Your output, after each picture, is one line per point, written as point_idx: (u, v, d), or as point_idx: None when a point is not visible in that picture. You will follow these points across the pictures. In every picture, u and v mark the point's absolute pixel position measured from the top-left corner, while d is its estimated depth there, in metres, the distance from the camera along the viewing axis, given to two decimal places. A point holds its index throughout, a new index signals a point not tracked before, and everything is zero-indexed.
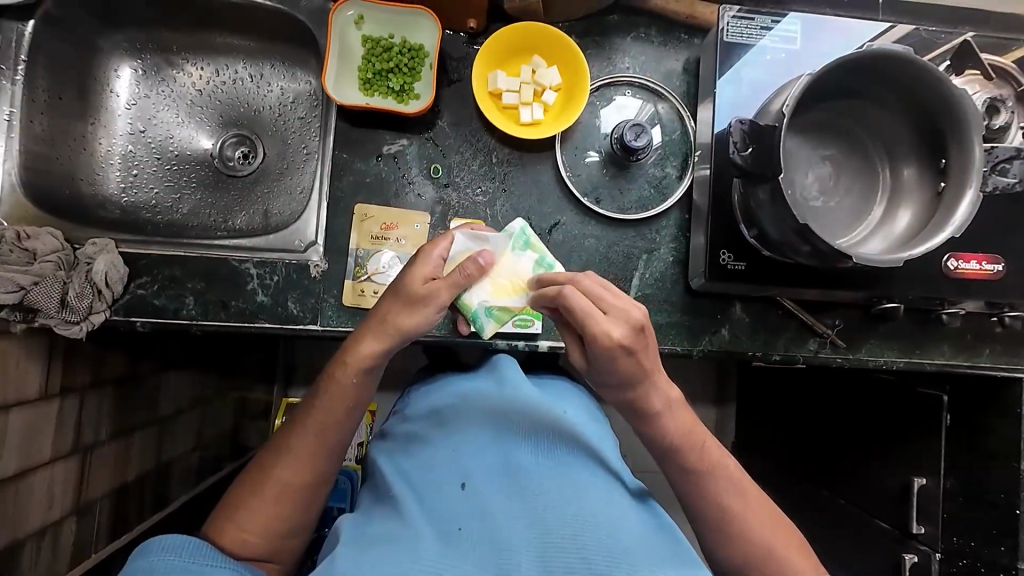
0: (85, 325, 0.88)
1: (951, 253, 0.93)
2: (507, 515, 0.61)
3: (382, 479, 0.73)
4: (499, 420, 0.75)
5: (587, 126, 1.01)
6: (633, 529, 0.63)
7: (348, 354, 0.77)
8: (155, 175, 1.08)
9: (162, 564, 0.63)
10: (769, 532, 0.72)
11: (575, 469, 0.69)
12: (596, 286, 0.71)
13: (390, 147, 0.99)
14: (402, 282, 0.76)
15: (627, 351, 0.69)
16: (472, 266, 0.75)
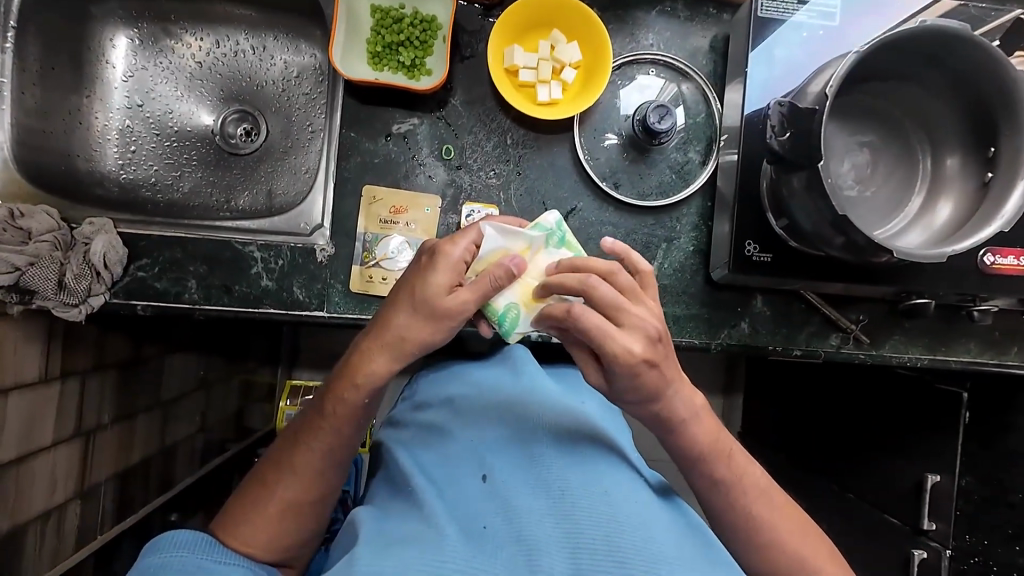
0: (84, 307, 0.85)
1: (988, 248, 0.88)
2: (533, 514, 0.59)
3: (397, 471, 0.70)
4: (518, 415, 0.72)
5: (607, 106, 0.96)
6: (663, 529, 0.60)
7: (356, 370, 0.69)
8: (155, 151, 1.03)
9: (176, 561, 0.62)
10: (794, 535, 0.70)
11: (600, 466, 0.66)
12: (614, 294, 0.63)
13: (400, 126, 0.94)
14: (421, 292, 0.67)
15: (648, 367, 0.63)
16: (502, 271, 0.67)
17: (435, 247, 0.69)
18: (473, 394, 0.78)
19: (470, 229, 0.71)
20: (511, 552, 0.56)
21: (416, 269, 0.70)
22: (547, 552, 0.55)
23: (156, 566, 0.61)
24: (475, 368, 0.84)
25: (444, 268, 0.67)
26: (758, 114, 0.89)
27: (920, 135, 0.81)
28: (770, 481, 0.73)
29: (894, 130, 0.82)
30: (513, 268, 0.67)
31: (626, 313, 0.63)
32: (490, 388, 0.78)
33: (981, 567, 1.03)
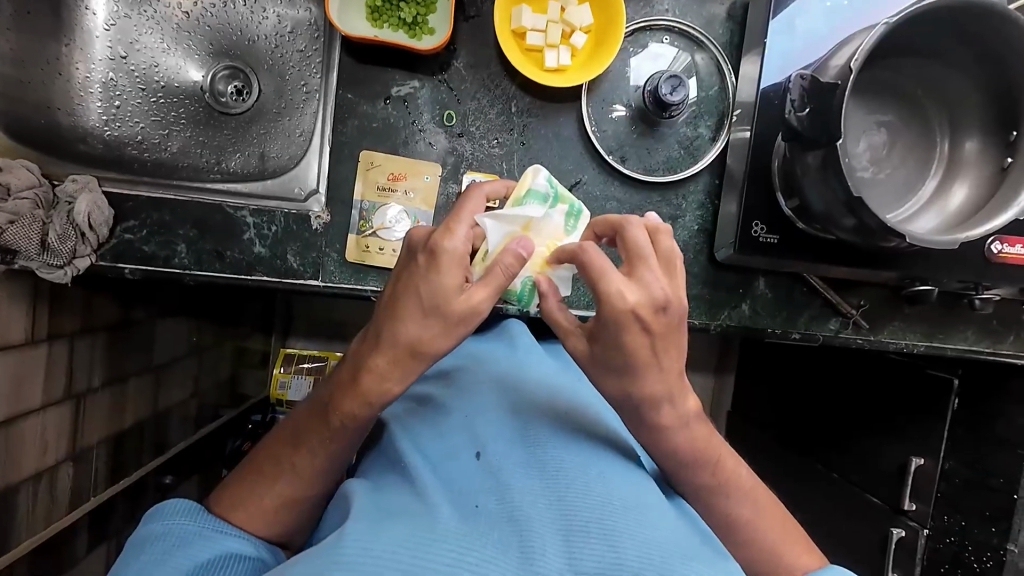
0: (70, 270, 0.82)
1: (996, 235, 0.86)
2: (527, 493, 0.58)
3: (391, 446, 0.69)
4: (518, 397, 0.70)
5: (617, 75, 0.92)
6: (660, 512, 0.59)
7: (363, 383, 0.60)
8: (141, 107, 0.97)
9: (178, 529, 0.62)
10: (778, 537, 0.67)
11: (598, 447, 0.65)
12: (642, 244, 0.59)
13: (400, 89, 0.90)
14: (428, 296, 0.57)
15: (640, 325, 0.56)
16: (512, 257, 0.58)
17: (433, 239, 0.58)
18: (471, 370, 0.76)
19: (468, 209, 0.60)
20: (503, 529, 0.54)
21: (415, 267, 0.59)
22: (540, 530, 0.54)
23: (159, 533, 0.62)
24: (474, 345, 0.83)
25: (452, 265, 0.57)
26: (774, 89, 0.86)
27: (940, 116, 0.79)
28: (757, 482, 0.70)
29: (915, 107, 0.79)
30: (523, 252, 0.59)
31: (642, 268, 0.58)
32: (488, 367, 0.76)
33: (956, 546, 1.07)
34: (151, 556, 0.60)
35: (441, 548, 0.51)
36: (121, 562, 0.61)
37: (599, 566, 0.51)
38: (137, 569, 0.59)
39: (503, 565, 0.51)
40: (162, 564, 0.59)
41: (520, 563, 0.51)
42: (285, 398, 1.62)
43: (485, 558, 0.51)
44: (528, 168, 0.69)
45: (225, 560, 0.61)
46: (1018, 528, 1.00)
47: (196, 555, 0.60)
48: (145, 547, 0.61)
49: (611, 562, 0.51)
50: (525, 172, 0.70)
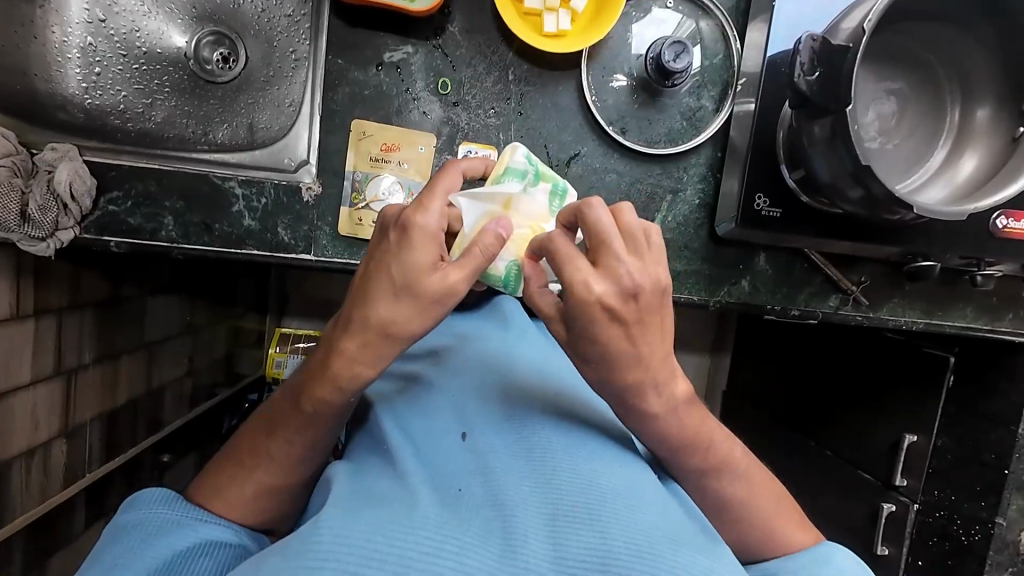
0: (53, 242, 0.79)
1: (1001, 210, 0.85)
2: (512, 477, 0.55)
3: (377, 426, 0.68)
4: (505, 383, 0.67)
5: (618, 42, 0.88)
6: (652, 494, 0.56)
7: (335, 368, 0.56)
8: (122, 75, 0.89)
9: (155, 517, 0.60)
10: (775, 518, 0.63)
11: (588, 428, 0.62)
12: (604, 225, 0.52)
13: (393, 55, 0.86)
14: (399, 275, 0.53)
15: (608, 317, 0.51)
16: (491, 237, 0.55)
17: (405, 214, 0.54)
18: (460, 352, 0.75)
19: (444, 185, 0.56)
20: (486, 514, 0.52)
21: (386, 245, 0.55)
22: (523, 515, 0.51)
23: (135, 522, 0.60)
24: (465, 326, 0.81)
25: (424, 241, 0.53)
26: (780, 57, 0.85)
27: (952, 85, 0.79)
28: (756, 461, 0.64)
29: (929, 77, 0.79)
30: (502, 233, 0.56)
31: (608, 253, 0.52)
32: (478, 351, 0.74)
33: (945, 520, 1.08)
34: (127, 545, 0.58)
35: (420, 536, 0.48)
36: (97, 552, 0.59)
37: (584, 554, 0.48)
38: (113, 559, 0.57)
39: (484, 551, 0.48)
40: (137, 555, 0.57)
41: (502, 549, 0.49)
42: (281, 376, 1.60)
43: (466, 544, 0.49)
44: (506, 146, 0.68)
45: (204, 548, 0.59)
46: (1007, 502, 1.01)
47: (173, 544, 0.58)
48: (120, 537, 0.59)
49: (597, 547, 0.49)
50: (503, 151, 0.68)
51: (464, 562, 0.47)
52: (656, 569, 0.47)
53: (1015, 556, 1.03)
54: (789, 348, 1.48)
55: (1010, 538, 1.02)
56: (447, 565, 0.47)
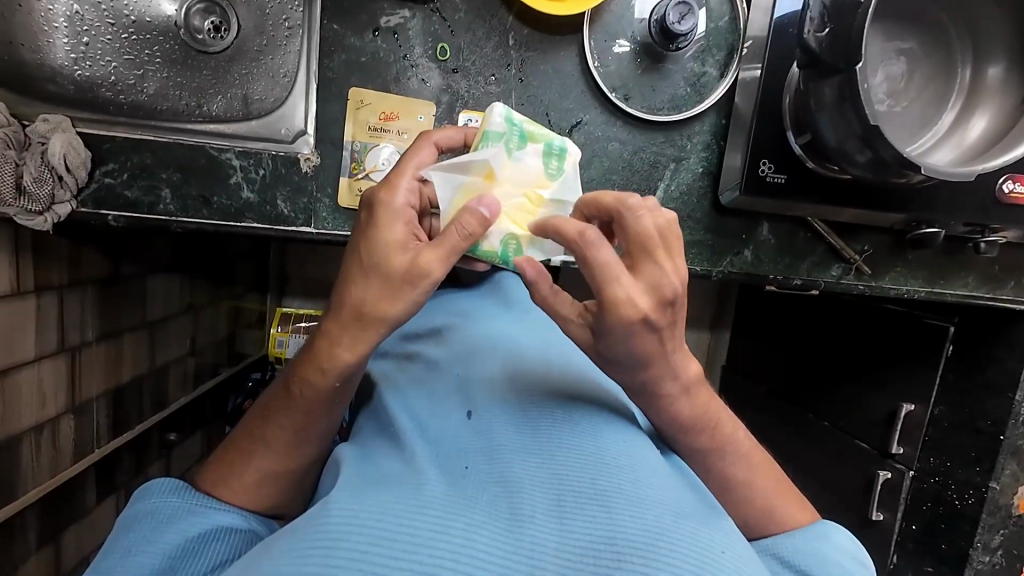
0: (50, 216, 0.78)
1: (1008, 175, 0.84)
2: (517, 455, 0.55)
3: (382, 408, 0.67)
4: (509, 365, 0.67)
5: (621, 4, 0.86)
6: (657, 473, 0.56)
7: (319, 352, 0.56)
8: (112, 45, 0.86)
9: (166, 506, 0.60)
10: (775, 495, 0.62)
11: (591, 407, 0.61)
12: (649, 231, 0.50)
13: (389, 19, 0.84)
14: (369, 257, 0.52)
15: (643, 328, 0.49)
16: (469, 216, 0.52)
17: (374, 194, 0.55)
18: (463, 334, 0.74)
19: (413, 157, 0.58)
20: (492, 492, 0.52)
21: (358, 228, 0.55)
22: (529, 493, 0.51)
23: (146, 511, 0.60)
24: (470, 307, 0.81)
25: (391, 221, 0.53)
26: (788, 18, 0.84)
27: (964, 44, 0.78)
28: (754, 441, 0.64)
29: (942, 36, 0.78)
30: (485, 213, 0.52)
31: (646, 258, 0.50)
32: (480, 332, 0.74)
33: (940, 485, 1.10)
34: (141, 533, 0.58)
35: (426, 515, 0.48)
36: (111, 542, 0.59)
37: (590, 528, 0.48)
38: (127, 548, 0.57)
39: (491, 528, 0.48)
40: (150, 542, 0.57)
41: (508, 524, 0.48)
42: (284, 357, 1.64)
43: (473, 523, 0.48)
44: (486, 107, 0.62)
45: (216, 533, 0.59)
46: (1001, 467, 1.03)
47: (186, 530, 0.58)
48: (133, 526, 0.59)
49: (604, 524, 0.48)
50: (484, 111, 0.62)
51: (472, 540, 0.46)
52: (662, 544, 0.47)
53: (1007, 519, 1.05)
54: (789, 320, 1.48)
55: (1003, 502, 1.05)
56: (454, 542, 0.46)
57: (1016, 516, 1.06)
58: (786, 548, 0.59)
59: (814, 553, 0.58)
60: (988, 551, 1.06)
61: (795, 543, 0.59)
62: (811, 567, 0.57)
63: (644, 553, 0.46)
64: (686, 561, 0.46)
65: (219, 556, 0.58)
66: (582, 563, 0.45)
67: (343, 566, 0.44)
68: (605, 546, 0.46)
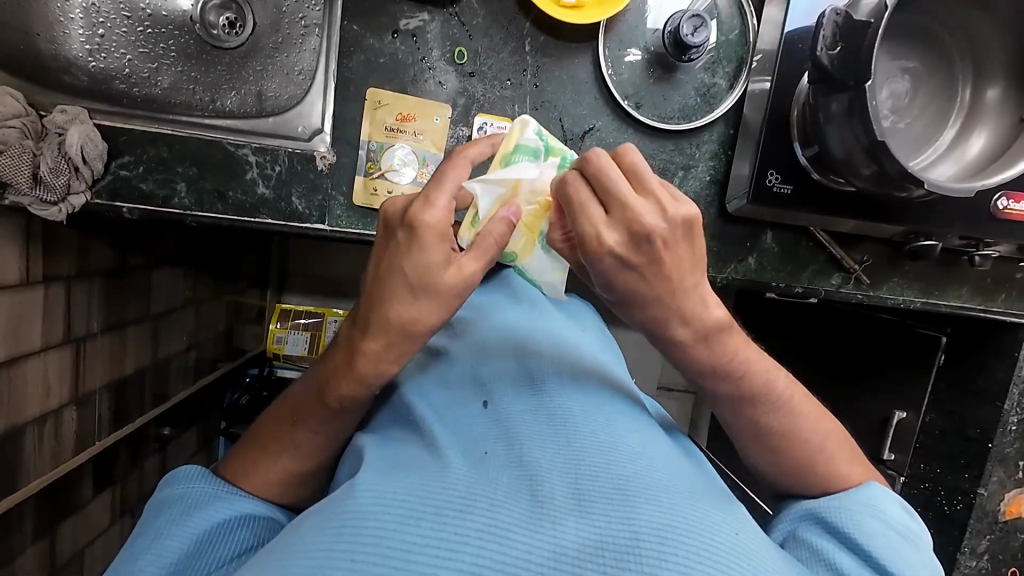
0: (65, 207, 0.78)
1: (1003, 192, 0.88)
2: (535, 441, 0.56)
3: (401, 400, 0.67)
4: (524, 357, 0.68)
5: (635, 14, 0.88)
6: (673, 465, 0.57)
7: (359, 367, 0.56)
8: (127, 37, 0.86)
9: (192, 492, 0.61)
10: (802, 483, 0.63)
11: (606, 398, 0.63)
12: (606, 170, 0.50)
13: (409, 22, 0.85)
14: (415, 273, 0.51)
15: (623, 266, 0.50)
16: (502, 224, 0.54)
17: (409, 211, 0.52)
18: (479, 326, 0.75)
19: (452, 177, 0.53)
20: (512, 476, 0.53)
21: (394, 246, 0.53)
22: (549, 477, 0.52)
23: (174, 496, 0.61)
24: (483, 300, 0.81)
25: (435, 241, 0.51)
26: (799, 34, 0.86)
27: (965, 65, 0.81)
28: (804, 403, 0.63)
29: (942, 56, 0.81)
30: (513, 218, 0.55)
31: (615, 195, 0.49)
32: (496, 325, 0.75)
33: (930, 491, 1.13)
34: (168, 517, 0.59)
35: (449, 494, 0.49)
36: (142, 524, 0.61)
37: (608, 510, 0.49)
38: (156, 531, 0.58)
39: (513, 507, 0.49)
40: (181, 526, 0.58)
41: (529, 506, 0.49)
42: (282, 352, 1.67)
43: (496, 502, 0.49)
44: (514, 121, 0.62)
45: (243, 520, 0.60)
46: (989, 474, 1.04)
47: (212, 516, 0.59)
48: (162, 510, 0.60)
49: (620, 506, 0.49)
50: (513, 125, 0.62)
51: (495, 517, 0.47)
52: (680, 527, 0.47)
53: (994, 525, 1.07)
54: (785, 328, 1.50)
55: (990, 508, 1.06)
56: (478, 521, 0.47)
57: (1003, 523, 1.08)
58: (837, 518, 0.58)
59: (867, 524, 0.57)
60: (975, 556, 1.08)
61: (838, 506, 0.59)
62: (866, 542, 0.55)
63: (663, 532, 0.47)
64: (703, 541, 0.47)
65: (243, 544, 0.59)
66: (601, 542, 0.46)
67: (372, 544, 0.45)
68: (621, 524, 0.47)
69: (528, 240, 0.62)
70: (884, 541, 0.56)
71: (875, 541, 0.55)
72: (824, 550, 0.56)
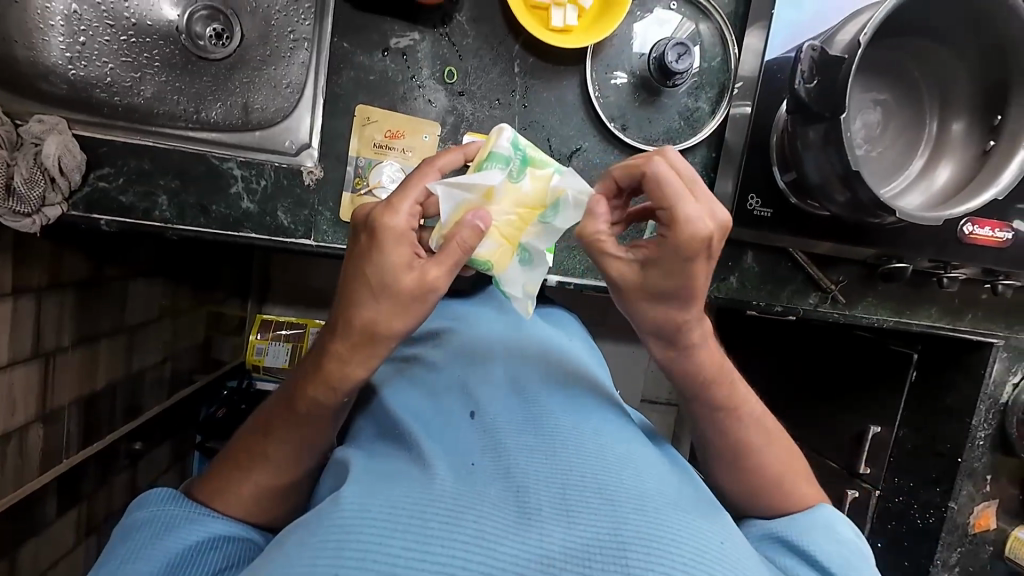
0: (39, 219, 0.76)
1: (969, 219, 0.92)
2: (521, 450, 0.56)
3: (384, 411, 0.67)
4: (511, 365, 0.69)
5: (622, 40, 0.90)
6: (657, 474, 0.57)
7: (327, 369, 0.56)
8: (109, 46, 0.85)
9: (163, 514, 0.59)
10: (762, 499, 0.65)
11: (594, 408, 0.64)
12: (685, 168, 0.57)
13: (399, 41, 0.86)
14: (376, 276, 0.52)
15: (678, 255, 0.56)
16: (468, 231, 0.54)
17: (373, 215, 0.53)
18: (463, 334, 0.74)
19: (416, 182, 0.56)
20: (499, 488, 0.52)
21: (359, 249, 0.54)
22: (534, 489, 0.52)
23: (145, 519, 0.59)
24: (466, 308, 0.81)
25: (395, 243, 0.52)
26: (778, 62, 0.90)
27: (931, 100, 0.86)
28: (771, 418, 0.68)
29: (909, 89, 0.85)
30: (479, 224, 0.55)
31: (694, 190, 0.57)
32: (482, 333, 0.75)
33: (903, 504, 1.17)
34: (138, 542, 0.57)
35: (435, 509, 0.48)
36: (108, 551, 0.58)
37: (594, 522, 0.48)
38: (124, 557, 0.56)
39: (500, 520, 0.48)
40: (152, 549, 0.56)
41: (515, 516, 0.49)
42: (262, 364, 1.63)
43: (481, 513, 0.49)
44: (492, 129, 0.62)
45: (215, 542, 0.58)
46: (959, 487, 1.08)
47: (185, 538, 0.57)
48: (131, 533, 0.58)
49: (605, 514, 0.49)
50: (489, 133, 0.62)
51: (481, 531, 0.47)
52: (666, 539, 0.47)
53: (963, 538, 1.11)
54: (764, 345, 1.53)
55: (960, 521, 1.10)
56: (464, 533, 0.47)
57: (971, 535, 1.11)
58: (796, 536, 0.60)
59: (819, 541, 0.60)
60: (947, 569, 1.12)
61: (798, 525, 0.61)
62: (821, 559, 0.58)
63: (648, 541, 0.47)
64: (688, 551, 0.47)
65: (218, 566, 0.57)
66: (587, 552, 0.46)
67: (355, 561, 0.44)
68: (608, 534, 0.47)
69: (506, 249, 0.61)
70: (842, 555, 0.59)
71: (834, 555, 0.58)
72: (788, 568, 0.58)
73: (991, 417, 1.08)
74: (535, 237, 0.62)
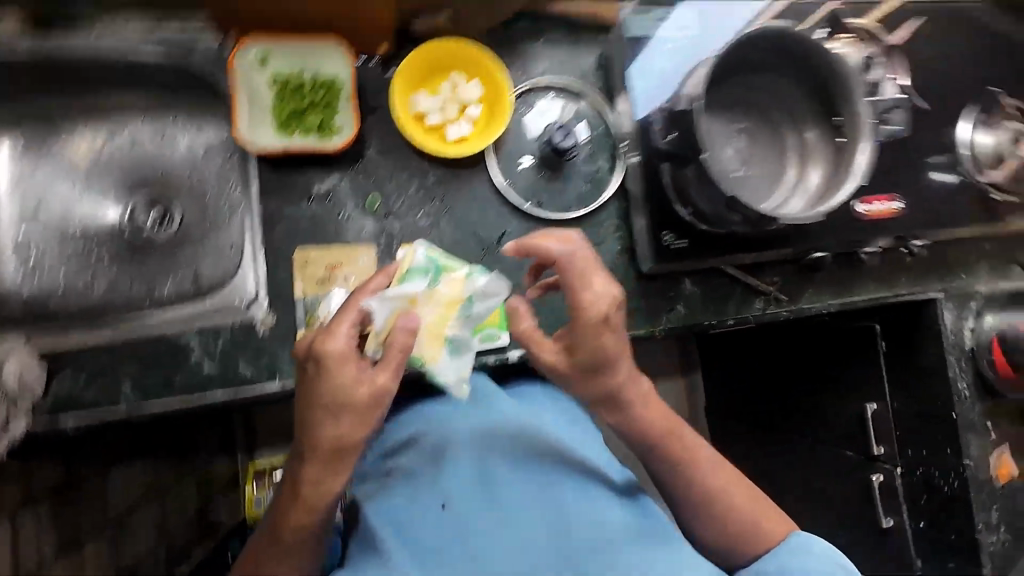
0: (6, 436, 0.79)
1: (858, 199, 1.02)
2: (503, 544, 0.68)
3: (366, 525, 0.73)
4: (475, 451, 0.74)
5: (515, 133, 1.02)
6: (615, 526, 0.71)
7: (306, 496, 0.63)
8: (60, 258, 0.94)
9: None
10: (736, 526, 0.80)
11: (559, 475, 0.74)
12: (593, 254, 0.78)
13: (321, 186, 0.93)
14: (332, 397, 0.60)
15: (594, 324, 0.74)
16: (404, 335, 0.63)
17: (314, 347, 0.60)
18: (423, 428, 0.79)
19: (350, 306, 0.62)
20: None
21: (310, 379, 0.60)
22: None
23: None
24: (424, 397, 0.86)
25: (341, 364, 0.59)
26: (647, 121, 1.00)
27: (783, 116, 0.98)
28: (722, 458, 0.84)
29: (767, 114, 0.98)
30: (412, 326, 0.63)
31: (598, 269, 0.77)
32: (440, 422, 0.79)
33: (927, 475, 1.19)
34: None
35: None
36: None
37: None
38: None
39: None
40: None
41: None
42: None
43: None
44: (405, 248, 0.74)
45: None
46: (967, 443, 1.12)
47: None
48: None
49: None
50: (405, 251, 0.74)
51: None
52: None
53: (994, 493, 1.13)
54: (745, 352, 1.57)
55: (983, 477, 1.13)
56: None
57: (1001, 488, 1.13)
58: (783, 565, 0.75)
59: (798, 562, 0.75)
60: (992, 530, 1.12)
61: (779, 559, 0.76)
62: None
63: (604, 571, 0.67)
64: None
65: None
66: None
67: None
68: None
69: (436, 344, 0.73)
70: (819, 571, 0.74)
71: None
72: None
73: (965, 366, 1.13)
74: (460, 328, 0.74)
